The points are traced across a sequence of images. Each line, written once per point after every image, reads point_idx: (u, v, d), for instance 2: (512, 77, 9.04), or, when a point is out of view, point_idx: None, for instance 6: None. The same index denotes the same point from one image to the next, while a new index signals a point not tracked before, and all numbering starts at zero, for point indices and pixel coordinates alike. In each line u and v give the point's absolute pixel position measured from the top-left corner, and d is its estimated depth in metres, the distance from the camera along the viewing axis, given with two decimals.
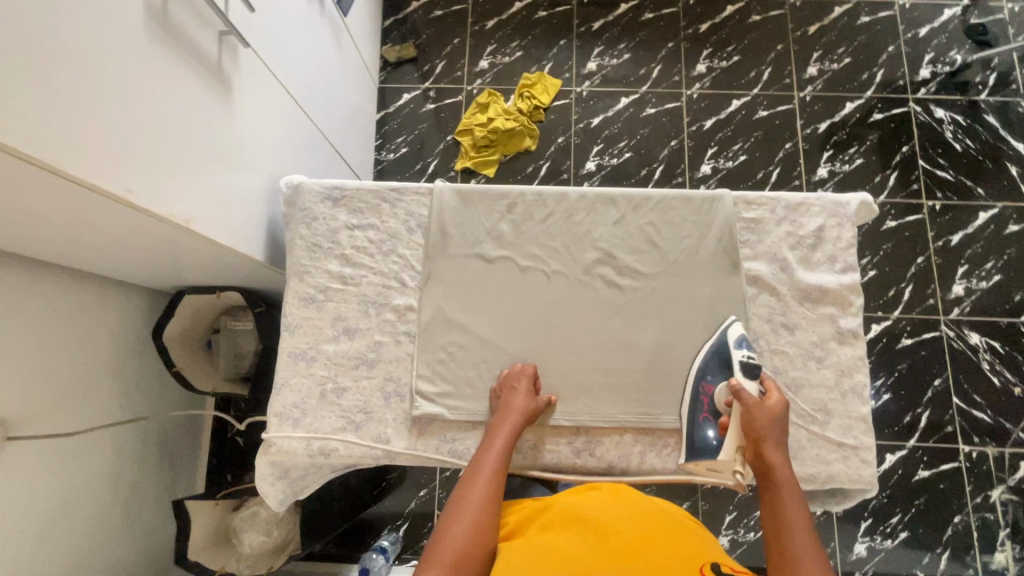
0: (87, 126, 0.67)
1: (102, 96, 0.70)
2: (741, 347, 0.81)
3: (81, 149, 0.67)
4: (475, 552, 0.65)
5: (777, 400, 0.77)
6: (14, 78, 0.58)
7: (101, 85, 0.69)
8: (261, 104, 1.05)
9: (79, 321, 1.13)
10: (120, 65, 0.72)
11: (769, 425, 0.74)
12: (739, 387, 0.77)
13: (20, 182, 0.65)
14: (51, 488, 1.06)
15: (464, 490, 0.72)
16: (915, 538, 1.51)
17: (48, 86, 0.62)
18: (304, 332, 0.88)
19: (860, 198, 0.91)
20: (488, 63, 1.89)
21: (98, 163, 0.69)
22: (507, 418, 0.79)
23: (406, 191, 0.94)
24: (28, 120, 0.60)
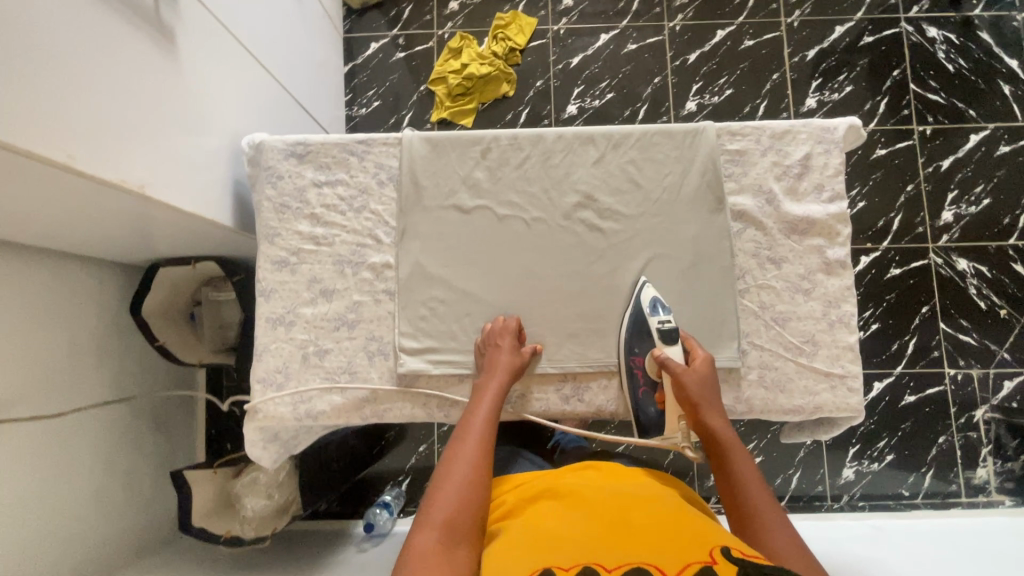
0: (10, 85, 0.61)
1: (22, 50, 0.63)
2: (656, 313, 0.80)
3: (9, 110, 0.61)
4: (467, 510, 0.67)
5: (702, 361, 0.78)
6: None
7: (19, 36, 0.62)
8: (211, 57, 0.97)
9: (47, 303, 1.08)
10: (38, 13, 0.65)
11: (698, 387, 0.76)
12: (664, 359, 0.77)
13: None
14: (42, 471, 1.05)
15: (454, 454, 0.72)
16: (901, 460, 1.56)
17: None
18: (280, 296, 0.86)
19: (848, 121, 0.87)
20: (458, 4, 1.78)
21: (29, 126, 0.63)
22: (494, 377, 0.78)
23: (374, 142, 0.89)
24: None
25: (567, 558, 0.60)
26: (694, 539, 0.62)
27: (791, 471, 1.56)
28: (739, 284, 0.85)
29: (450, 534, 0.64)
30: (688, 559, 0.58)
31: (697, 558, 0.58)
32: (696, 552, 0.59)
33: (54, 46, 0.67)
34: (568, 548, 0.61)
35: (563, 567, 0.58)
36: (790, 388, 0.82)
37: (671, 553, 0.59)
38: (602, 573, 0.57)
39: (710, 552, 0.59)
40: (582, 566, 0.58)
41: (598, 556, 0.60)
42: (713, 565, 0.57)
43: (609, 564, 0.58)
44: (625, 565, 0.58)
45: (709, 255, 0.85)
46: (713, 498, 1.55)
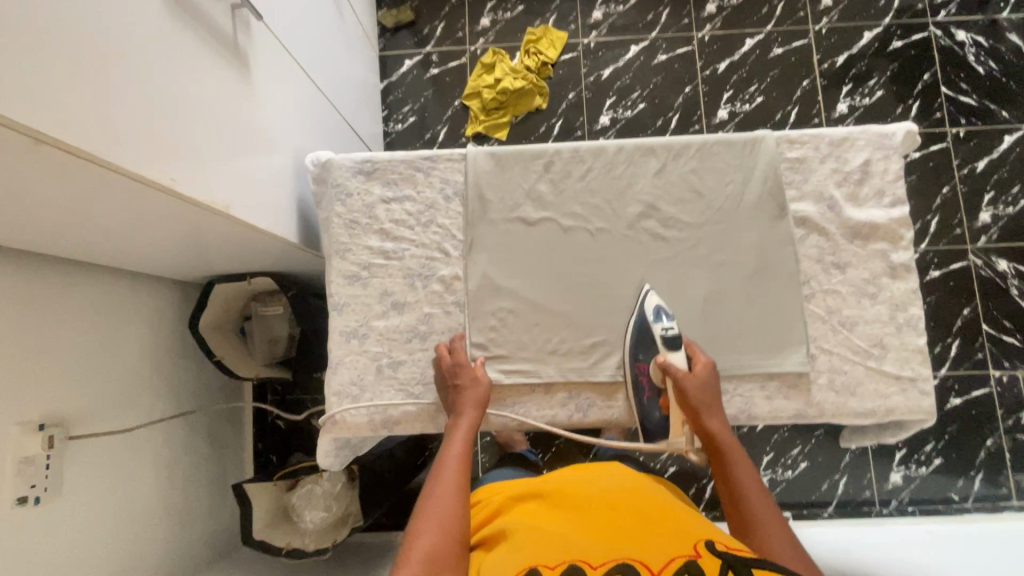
0: (122, 116, 0.65)
1: (129, 81, 0.67)
2: (660, 320, 0.82)
3: (123, 139, 0.65)
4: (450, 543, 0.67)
5: (703, 366, 0.81)
6: (48, 73, 0.56)
7: (128, 72, 0.67)
8: (276, 79, 1.00)
9: (114, 320, 1.11)
10: (142, 48, 0.69)
11: (699, 392, 0.79)
12: (666, 363, 0.80)
13: (66, 177, 0.64)
14: (113, 484, 1.08)
15: (433, 490, 0.73)
16: (949, 464, 1.55)
17: (79, 76, 0.60)
18: (353, 310, 0.88)
19: (906, 127, 0.88)
20: (489, 20, 1.82)
21: (139, 153, 0.67)
22: (468, 410, 0.80)
23: (439, 158, 0.92)
24: (62, 108, 0.57)
25: (555, 557, 0.65)
26: (679, 541, 0.67)
27: (837, 477, 1.56)
28: (805, 290, 0.86)
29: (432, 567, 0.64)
30: (669, 555, 0.63)
31: (679, 553, 0.64)
32: (679, 548, 0.65)
33: (155, 77, 0.71)
34: (557, 548, 0.66)
35: (549, 566, 0.63)
36: (861, 392, 0.83)
37: (656, 552, 0.64)
38: (587, 569, 0.62)
39: (695, 548, 0.64)
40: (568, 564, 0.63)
41: (585, 553, 0.65)
42: (696, 559, 0.62)
43: (594, 561, 0.63)
44: (610, 562, 0.63)
45: (773, 261, 0.86)
46: None
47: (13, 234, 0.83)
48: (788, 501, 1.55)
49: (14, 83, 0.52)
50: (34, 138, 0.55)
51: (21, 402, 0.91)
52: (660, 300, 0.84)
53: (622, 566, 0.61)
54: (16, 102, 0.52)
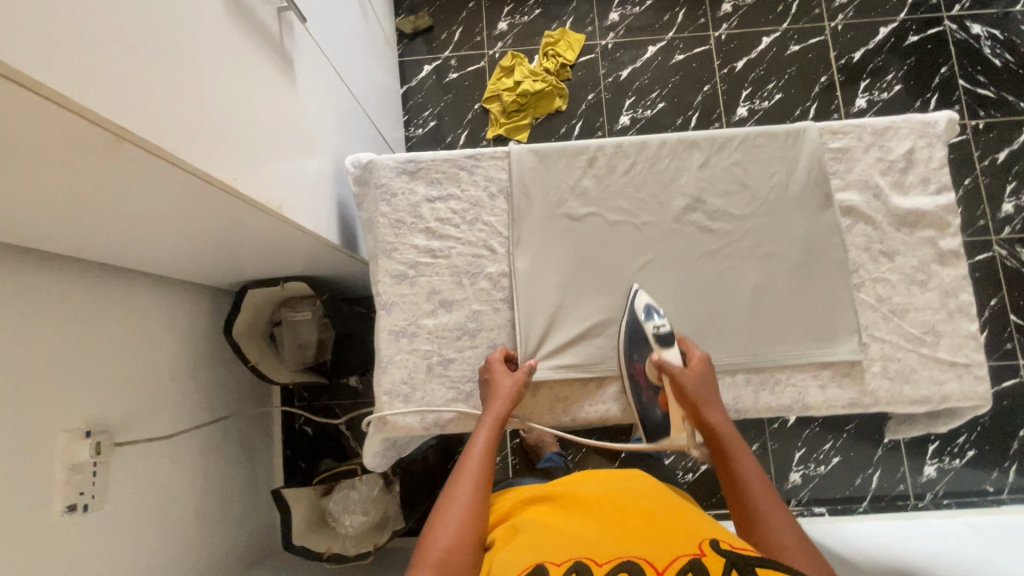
0: (191, 117, 0.67)
1: (195, 81, 0.68)
2: (650, 318, 0.81)
3: (193, 140, 0.67)
4: (462, 545, 0.69)
5: (699, 361, 0.81)
6: (129, 74, 0.58)
7: (195, 73, 0.68)
8: (316, 82, 1.01)
9: (152, 327, 1.11)
10: (207, 51, 0.70)
11: (696, 386, 0.78)
12: (660, 361, 0.79)
13: (138, 178, 0.65)
14: (155, 491, 1.07)
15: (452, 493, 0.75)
16: (982, 456, 1.54)
17: (155, 77, 0.61)
18: (401, 309, 0.88)
19: (948, 115, 0.89)
20: (507, 24, 1.83)
21: (206, 153, 0.69)
22: (494, 403, 0.80)
23: (482, 156, 0.92)
24: (141, 108, 0.59)
25: (561, 554, 0.64)
26: (685, 538, 0.64)
27: (870, 471, 1.55)
28: (854, 278, 0.86)
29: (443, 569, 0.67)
30: (676, 552, 0.61)
31: (687, 551, 0.61)
32: (687, 546, 0.62)
33: (216, 77, 0.72)
34: (563, 546, 0.65)
35: (555, 564, 0.62)
36: (915, 379, 0.82)
37: (662, 548, 0.62)
38: (592, 567, 0.60)
39: (698, 547, 0.61)
40: (574, 560, 0.62)
41: (589, 551, 0.63)
42: (700, 558, 0.59)
43: (599, 558, 0.62)
44: (615, 559, 0.61)
45: (821, 251, 0.86)
46: (793, 501, 1.54)
47: (65, 242, 0.84)
48: (822, 497, 1.54)
49: (99, 83, 0.54)
50: (116, 135, 0.56)
51: (69, 408, 0.91)
52: (649, 298, 0.84)
53: (627, 565, 0.59)
54: (99, 98, 0.53)
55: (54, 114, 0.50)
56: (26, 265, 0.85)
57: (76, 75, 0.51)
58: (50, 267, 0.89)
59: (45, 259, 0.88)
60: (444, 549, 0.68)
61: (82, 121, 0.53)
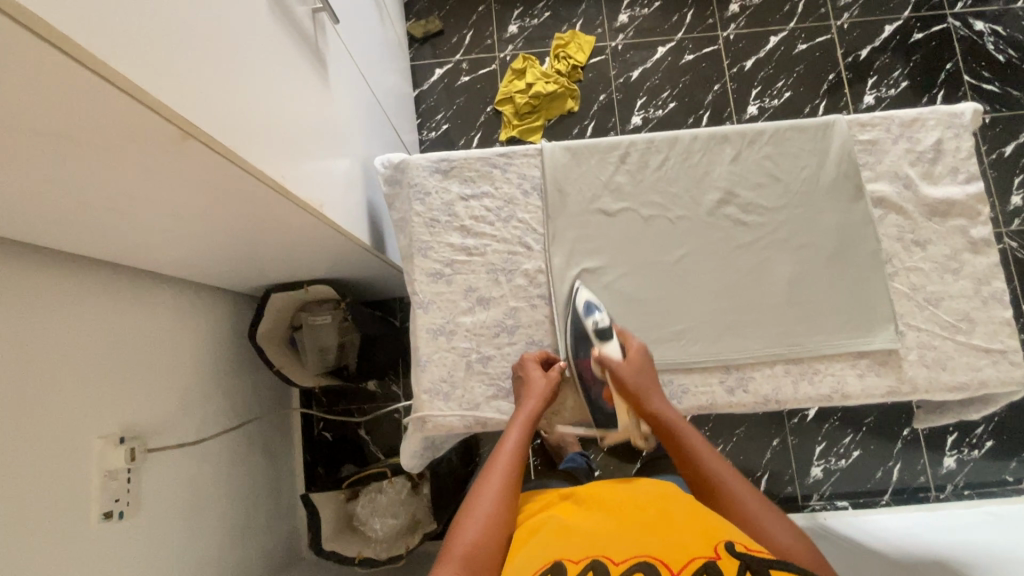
0: (247, 116, 0.67)
1: (247, 78, 0.68)
2: (591, 314, 0.83)
3: (250, 138, 0.67)
4: (488, 544, 0.67)
5: (637, 352, 0.82)
6: (198, 73, 0.58)
7: (249, 74, 0.69)
8: (345, 83, 1.02)
9: (177, 331, 1.10)
10: (258, 53, 0.71)
11: (636, 377, 0.79)
12: (602, 356, 0.80)
13: (195, 177, 0.65)
14: (185, 498, 1.06)
15: (479, 489, 0.73)
16: (1000, 446, 1.56)
17: (218, 77, 0.62)
18: (438, 307, 0.88)
19: (973, 106, 0.90)
20: (517, 27, 1.85)
21: (261, 152, 0.70)
22: (528, 402, 0.80)
23: (514, 154, 0.92)
24: (208, 108, 0.59)
25: (578, 552, 0.61)
26: (700, 536, 0.60)
27: (891, 464, 1.56)
28: (888, 268, 0.87)
29: (467, 565, 0.64)
30: (692, 553, 0.57)
31: (701, 552, 0.57)
32: (702, 547, 0.58)
33: (266, 78, 0.73)
34: (581, 544, 0.62)
35: (573, 561, 0.59)
36: (952, 365, 0.83)
37: (678, 548, 0.58)
38: (609, 566, 0.57)
39: (714, 548, 0.57)
40: (591, 558, 0.59)
41: (606, 550, 0.60)
42: (715, 560, 0.55)
43: (616, 557, 0.59)
44: (633, 557, 0.58)
45: (854, 242, 0.87)
46: (815, 495, 1.55)
47: (100, 246, 0.83)
48: (844, 491, 1.55)
49: (173, 82, 0.54)
50: (180, 129, 0.56)
51: (102, 413, 0.90)
52: (590, 294, 0.86)
53: (643, 566, 0.56)
54: (168, 91, 0.53)
55: (133, 111, 0.51)
56: (57, 269, 0.84)
57: (147, 66, 0.51)
58: (80, 271, 0.88)
59: (75, 263, 0.88)
60: (470, 544, 0.65)
61: (151, 113, 0.53)
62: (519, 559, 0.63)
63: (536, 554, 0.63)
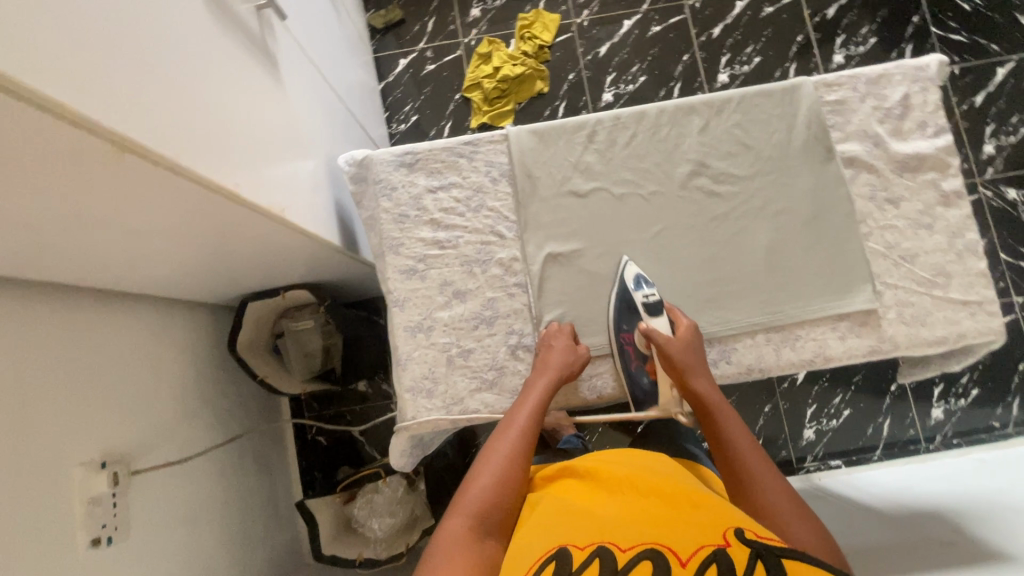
0: (191, 123, 0.64)
1: (187, 82, 0.65)
2: (639, 288, 0.84)
3: (195, 145, 0.64)
4: (499, 506, 0.70)
5: (686, 329, 0.82)
6: (126, 81, 0.55)
7: (190, 79, 0.65)
8: (301, 81, 0.98)
9: (152, 349, 1.07)
10: (197, 54, 0.67)
11: (684, 355, 0.80)
12: (649, 330, 0.81)
13: (141, 190, 0.62)
14: (177, 518, 1.05)
15: (491, 449, 0.75)
16: (985, 393, 1.59)
17: (152, 85, 0.59)
18: (414, 304, 0.86)
19: (938, 58, 0.89)
20: (480, 10, 1.81)
21: (208, 158, 0.66)
22: (543, 374, 0.79)
23: (480, 141, 0.90)
24: (140, 116, 0.56)
25: (584, 537, 0.61)
26: (705, 525, 0.60)
27: (881, 420, 1.58)
28: (863, 229, 0.87)
29: (480, 526, 0.67)
30: (702, 542, 0.57)
31: (711, 541, 0.57)
32: (710, 535, 0.58)
33: (209, 81, 0.69)
34: (588, 529, 0.62)
35: (579, 547, 0.59)
36: (931, 321, 0.83)
37: (686, 536, 0.58)
38: (616, 553, 0.57)
39: (723, 535, 0.57)
40: (598, 545, 0.59)
41: (614, 536, 0.60)
42: (725, 548, 0.55)
43: (623, 543, 0.58)
44: (639, 544, 0.58)
45: (828, 204, 0.87)
46: (809, 457, 1.57)
47: (55, 269, 0.80)
48: (837, 451, 1.57)
49: (96, 92, 0.51)
50: (115, 143, 0.53)
51: (80, 440, 0.88)
52: (638, 268, 0.86)
53: (652, 554, 0.55)
54: (92, 103, 0.50)
55: (53, 128, 0.48)
56: (12, 295, 0.80)
57: (63, 76, 0.48)
58: (41, 297, 0.85)
59: (33, 287, 0.84)
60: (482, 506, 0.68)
61: (77, 129, 0.49)
62: (527, 541, 0.63)
63: (542, 538, 0.63)
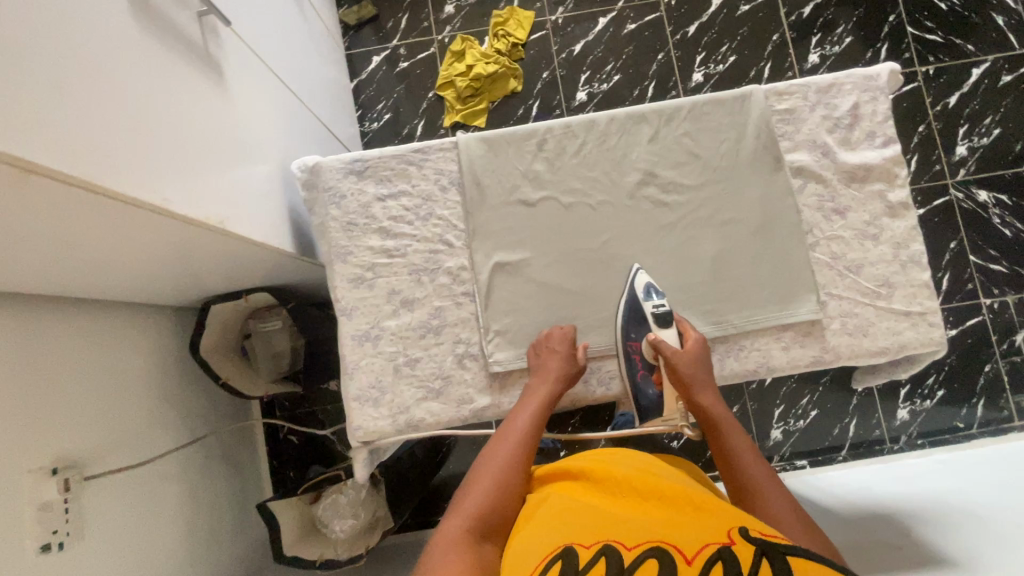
0: (109, 138, 0.62)
1: (107, 95, 0.63)
2: (650, 297, 0.83)
3: (114, 162, 0.62)
4: (499, 508, 0.72)
5: (695, 343, 0.82)
6: (32, 99, 0.53)
7: (111, 91, 0.63)
8: (251, 87, 0.97)
9: (110, 354, 1.07)
10: (120, 63, 0.65)
11: (692, 369, 0.81)
12: (658, 341, 0.82)
13: (58, 208, 0.60)
14: (136, 524, 1.05)
15: (494, 453, 0.78)
16: (951, 394, 1.60)
17: (64, 101, 0.57)
18: (362, 313, 0.87)
19: (889, 67, 0.89)
20: (454, 7, 1.79)
21: (130, 173, 0.64)
22: (540, 381, 0.81)
23: (430, 149, 0.90)
24: (47, 137, 0.54)
25: (588, 536, 0.61)
26: (711, 531, 0.59)
27: (848, 420, 1.59)
28: (809, 239, 0.87)
29: (481, 528, 0.69)
30: (705, 541, 0.57)
31: (715, 539, 0.57)
32: (714, 535, 0.58)
33: (135, 91, 0.67)
34: (592, 527, 0.63)
35: (584, 547, 0.59)
36: (874, 331, 0.84)
37: (690, 536, 0.59)
38: (621, 552, 0.56)
39: (727, 534, 0.58)
40: (603, 543, 0.59)
41: (618, 536, 0.60)
42: (730, 546, 0.55)
43: (629, 542, 0.58)
44: (644, 543, 0.58)
45: (775, 214, 0.87)
46: (776, 456, 1.58)
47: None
48: (803, 450, 1.59)
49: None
50: (17, 166, 0.51)
51: (31, 448, 0.88)
52: (648, 277, 0.85)
53: (656, 552, 0.55)
54: None
55: None
56: None
57: None
58: None
59: None
60: (482, 508, 0.70)
61: None
62: (533, 539, 0.64)
63: (544, 539, 0.63)
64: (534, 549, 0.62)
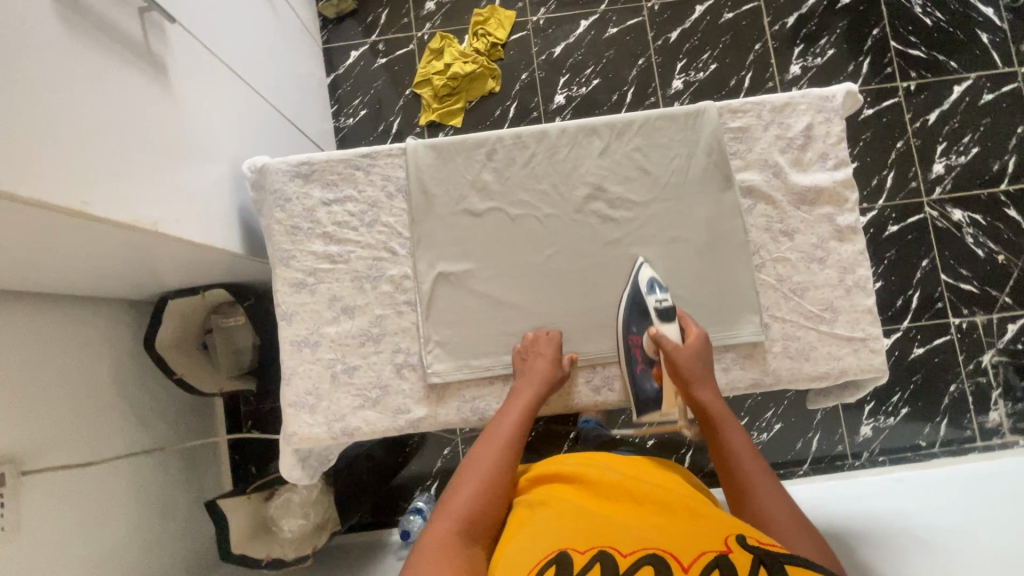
0: (24, 140, 0.60)
1: (24, 93, 0.60)
2: (654, 292, 0.82)
3: (28, 163, 0.60)
4: (485, 513, 0.71)
5: (696, 339, 0.81)
6: None
7: (30, 90, 0.61)
8: (204, 86, 0.95)
9: (57, 348, 1.06)
10: (41, 62, 0.63)
11: (694, 365, 0.80)
12: (659, 335, 0.81)
13: None
14: (78, 521, 1.04)
15: (479, 453, 0.76)
16: (915, 412, 1.60)
17: None
18: (302, 318, 0.86)
19: (845, 87, 0.88)
20: (434, 5, 1.77)
21: (47, 175, 0.62)
22: (529, 381, 0.80)
23: (378, 154, 0.89)
24: None
25: (583, 541, 0.61)
26: (708, 537, 0.59)
27: (811, 435, 1.59)
28: (756, 259, 0.86)
29: (467, 532, 0.68)
30: (703, 549, 0.56)
31: (713, 547, 0.56)
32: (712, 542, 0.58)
33: (57, 90, 0.65)
34: (586, 533, 0.62)
35: (579, 552, 0.59)
36: (815, 356, 0.84)
37: (690, 544, 0.58)
38: (617, 557, 0.57)
39: (724, 543, 0.57)
40: (598, 548, 0.59)
41: (614, 542, 0.60)
42: (727, 554, 0.55)
43: (625, 548, 0.58)
44: (641, 550, 0.58)
45: (723, 233, 0.86)
46: None
47: None
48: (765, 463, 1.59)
49: None
50: None
51: None
52: (653, 272, 0.84)
53: (652, 560, 0.55)
54: None
55: None
56: None
57: None
58: None
59: None
60: (468, 512, 0.69)
61: None
62: (528, 540, 0.64)
63: (537, 542, 0.63)
64: (525, 552, 0.62)
